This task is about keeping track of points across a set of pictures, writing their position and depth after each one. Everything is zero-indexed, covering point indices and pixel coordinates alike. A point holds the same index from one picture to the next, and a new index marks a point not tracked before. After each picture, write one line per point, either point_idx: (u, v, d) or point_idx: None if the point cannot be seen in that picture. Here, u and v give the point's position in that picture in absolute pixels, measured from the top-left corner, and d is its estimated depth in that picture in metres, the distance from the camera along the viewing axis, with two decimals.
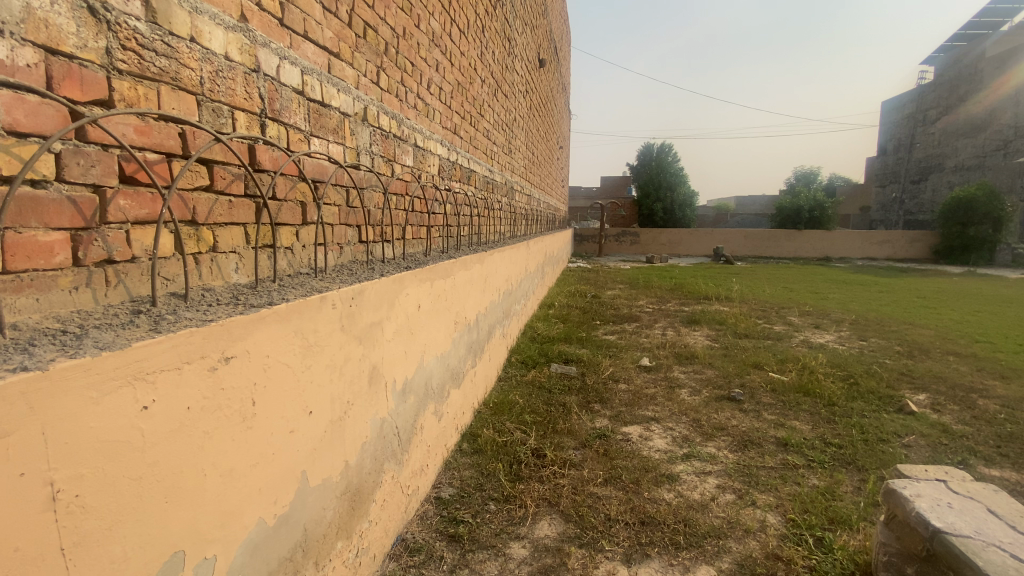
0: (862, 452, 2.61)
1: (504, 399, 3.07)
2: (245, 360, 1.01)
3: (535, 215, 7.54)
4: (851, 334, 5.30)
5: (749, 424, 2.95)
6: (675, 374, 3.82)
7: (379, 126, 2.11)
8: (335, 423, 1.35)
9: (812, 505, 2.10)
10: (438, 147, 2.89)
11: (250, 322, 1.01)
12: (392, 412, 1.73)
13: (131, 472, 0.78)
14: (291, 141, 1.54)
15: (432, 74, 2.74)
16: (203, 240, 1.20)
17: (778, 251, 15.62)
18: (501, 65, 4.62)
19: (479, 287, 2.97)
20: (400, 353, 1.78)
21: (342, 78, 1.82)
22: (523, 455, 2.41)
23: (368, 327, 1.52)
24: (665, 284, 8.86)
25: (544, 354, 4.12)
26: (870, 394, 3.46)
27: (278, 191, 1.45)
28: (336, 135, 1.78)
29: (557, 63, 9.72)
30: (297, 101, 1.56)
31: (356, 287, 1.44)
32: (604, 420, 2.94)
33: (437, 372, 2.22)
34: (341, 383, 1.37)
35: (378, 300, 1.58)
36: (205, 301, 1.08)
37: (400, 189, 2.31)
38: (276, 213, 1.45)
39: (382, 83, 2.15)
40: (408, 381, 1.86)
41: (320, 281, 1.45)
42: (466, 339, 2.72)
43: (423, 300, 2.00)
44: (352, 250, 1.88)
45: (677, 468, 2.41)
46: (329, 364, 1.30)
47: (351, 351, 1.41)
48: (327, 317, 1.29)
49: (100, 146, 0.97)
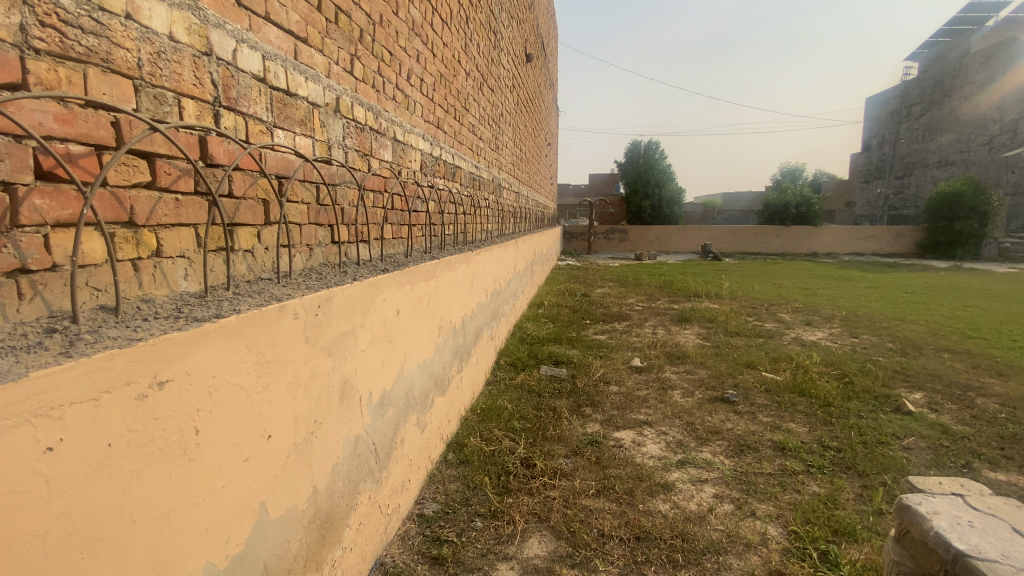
0: (862, 456, 2.53)
1: (492, 405, 2.95)
2: (184, 384, 0.88)
3: (523, 213, 7.40)
4: (843, 331, 5.26)
5: (745, 427, 2.85)
6: (667, 375, 3.72)
7: (353, 118, 1.96)
8: (300, 446, 1.22)
9: (815, 515, 2.01)
10: (420, 141, 2.75)
11: (189, 339, 0.88)
12: (368, 427, 1.60)
13: (34, 528, 0.65)
14: (251, 133, 1.40)
15: (412, 64, 2.60)
16: (143, 244, 1.06)
17: (766, 247, 15.65)
18: (486, 57, 4.49)
19: (464, 288, 2.84)
20: (376, 363, 1.64)
21: (311, 65, 1.68)
22: (512, 465, 2.29)
23: (339, 337, 1.39)
24: (655, 282, 8.78)
25: (533, 355, 4.00)
26: (865, 394, 3.39)
27: (235, 187, 1.31)
28: (304, 127, 1.63)
29: (544, 59, 9.58)
30: (258, 89, 1.41)
31: (324, 293, 1.31)
32: (595, 424, 2.83)
33: (419, 380, 2.09)
34: (306, 401, 1.24)
35: (349, 307, 1.44)
36: (140, 315, 0.94)
37: (378, 186, 2.16)
38: (234, 213, 1.31)
39: (356, 72, 2.01)
40: (386, 392, 1.73)
41: (283, 287, 1.31)
42: (451, 343, 2.59)
43: (402, 305, 1.87)
44: (323, 252, 1.74)
45: (672, 476, 2.30)
46: (290, 381, 1.17)
47: (317, 365, 1.28)
48: (288, 328, 1.16)
49: (10, 136, 0.83)
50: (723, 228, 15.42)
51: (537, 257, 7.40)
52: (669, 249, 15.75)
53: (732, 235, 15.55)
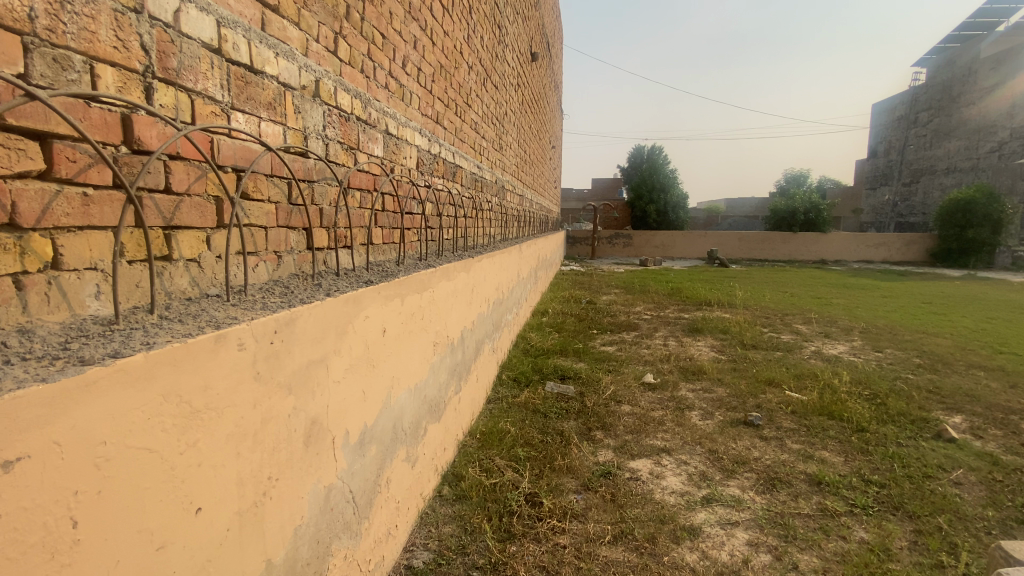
0: (910, 494, 2.23)
1: (494, 429, 2.67)
2: (52, 461, 0.61)
3: (527, 217, 7.10)
4: (865, 345, 4.95)
5: (774, 457, 2.56)
6: (683, 394, 3.43)
7: (336, 105, 1.69)
8: (246, 513, 0.95)
9: (868, 571, 1.73)
10: (417, 136, 2.48)
11: (57, 397, 0.61)
12: (344, 472, 1.33)
13: None
14: (199, 114, 1.12)
15: (408, 50, 2.33)
16: (33, 253, 0.80)
17: (773, 254, 15.31)
18: (491, 52, 4.23)
19: (464, 299, 2.56)
20: (355, 394, 1.37)
21: (282, 40, 1.41)
22: (515, 504, 2.02)
23: (305, 368, 1.12)
24: (662, 289, 8.47)
25: (538, 370, 3.72)
26: (900, 417, 3.10)
27: (174, 181, 1.04)
28: (272, 112, 1.36)
29: (549, 60, 9.32)
30: (210, 61, 1.14)
31: (282, 315, 1.04)
32: (608, 452, 2.55)
33: (410, 408, 1.81)
34: (256, 454, 0.97)
35: (318, 329, 1.17)
36: (1, 357, 0.67)
37: (365, 185, 1.89)
38: (172, 212, 1.04)
39: (341, 52, 1.73)
40: (367, 428, 1.45)
41: (232, 306, 1.04)
42: (448, 361, 2.32)
43: (389, 322, 1.59)
44: (295, 261, 1.47)
45: (698, 518, 2.02)
46: (231, 433, 0.90)
47: (272, 406, 1.01)
48: (228, 364, 0.89)
49: None
50: (730, 234, 15.12)
51: (541, 263, 7.12)
52: (674, 255, 15.43)
53: (739, 241, 15.24)
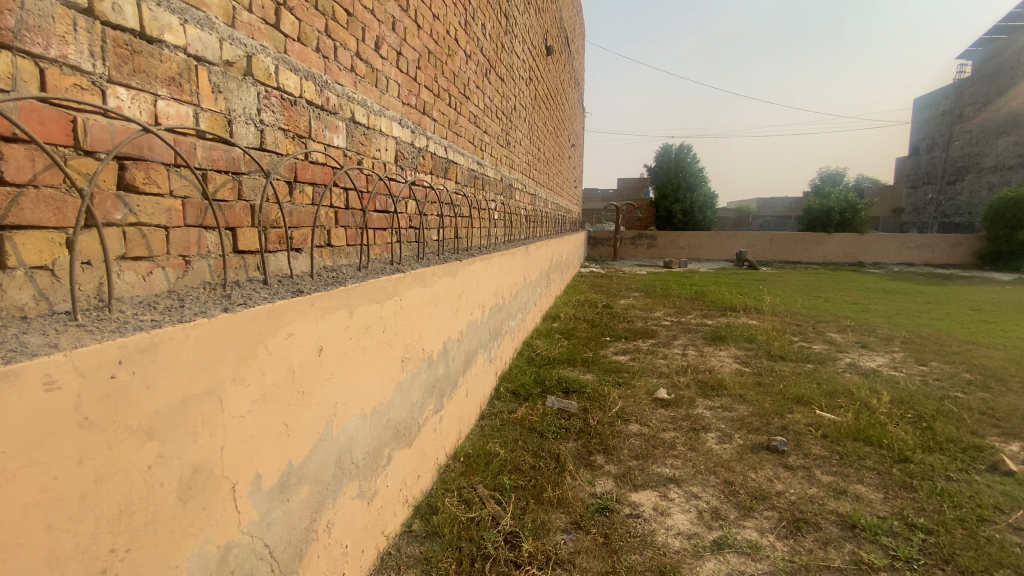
0: (962, 544, 1.87)
1: (481, 451, 2.42)
2: None
3: (540, 218, 6.80)
4: (908, 357, 4.49)
5: (800, 492, 2.22)
6: (700, 412, 3.10)
7: (278, 87, 1.46)
8: None
9: None
10: (396, 127, 2.24)
11: None
12: (252, 524, 1.09)
13: None
14: (53, 86, 0.90)
15: (385, 31, 2.10)
16: None
17: (807, 256, 14.55)
18: (495, 41, 3.97)
19: (447, 308, 2.32)
20: (271, 430, 1.13)
21: (197, 5, 1.19)
22: (492, 545, 1.76)
23: (178, 406, 0.88)
24: (686, 292, 8.05)
25: (541, 382, 3.44)
26: (950, 444, 2.69)
27: (10, 169, 0.83)
28: (176, 89, 1.14)
29: (568, 56, 8.95)
30: (71, 22, 0.92)
31: (138, 340, 0.81)
32: (607, 481, 2.27)
33: (365, 436, 1.57)
34: (84, 524, 0.74)
35: (201, 354, 0.93)
36: None
37: (318, 179, 1.66)
38: (6, 208, 0.83)
39: (286, 27, 1.50)
40: (292, 469, 1.21)
41: (68, 328, 0.81)
42: (425, 377, 2.08)
43: (330, 340, 1.35)
44: (210, 267, 1.24)
45: (704, 569, 1.72)
46: (31, 502, 0.67)
47: (117, 459, 0.78)
48: (25, 410, 0.66)
49: None
50: (760, 236, 14.46)
51: (555, 266, 6.83)
52: (701, 257, 14.84)
53: (770, 243, 14.60)
